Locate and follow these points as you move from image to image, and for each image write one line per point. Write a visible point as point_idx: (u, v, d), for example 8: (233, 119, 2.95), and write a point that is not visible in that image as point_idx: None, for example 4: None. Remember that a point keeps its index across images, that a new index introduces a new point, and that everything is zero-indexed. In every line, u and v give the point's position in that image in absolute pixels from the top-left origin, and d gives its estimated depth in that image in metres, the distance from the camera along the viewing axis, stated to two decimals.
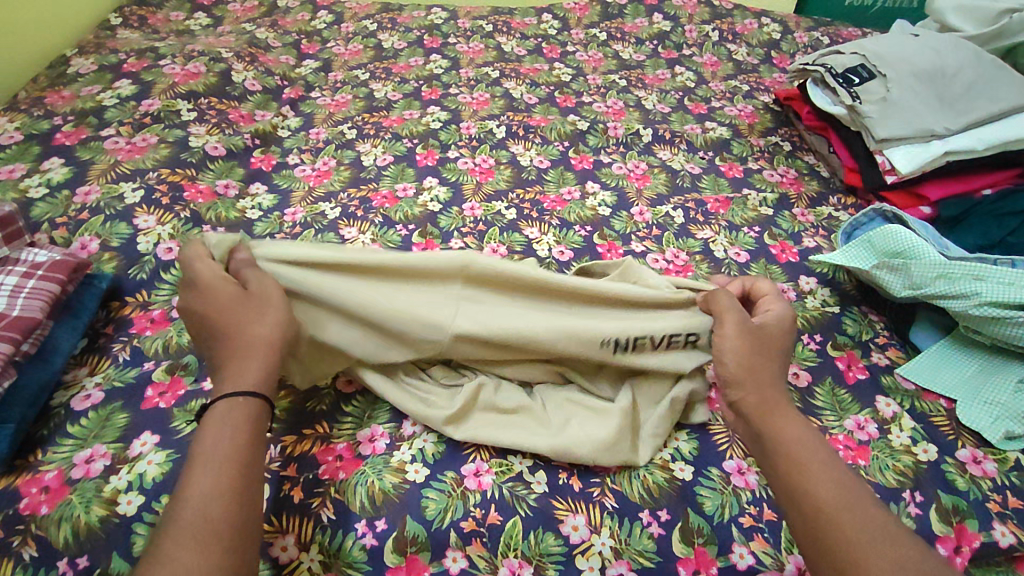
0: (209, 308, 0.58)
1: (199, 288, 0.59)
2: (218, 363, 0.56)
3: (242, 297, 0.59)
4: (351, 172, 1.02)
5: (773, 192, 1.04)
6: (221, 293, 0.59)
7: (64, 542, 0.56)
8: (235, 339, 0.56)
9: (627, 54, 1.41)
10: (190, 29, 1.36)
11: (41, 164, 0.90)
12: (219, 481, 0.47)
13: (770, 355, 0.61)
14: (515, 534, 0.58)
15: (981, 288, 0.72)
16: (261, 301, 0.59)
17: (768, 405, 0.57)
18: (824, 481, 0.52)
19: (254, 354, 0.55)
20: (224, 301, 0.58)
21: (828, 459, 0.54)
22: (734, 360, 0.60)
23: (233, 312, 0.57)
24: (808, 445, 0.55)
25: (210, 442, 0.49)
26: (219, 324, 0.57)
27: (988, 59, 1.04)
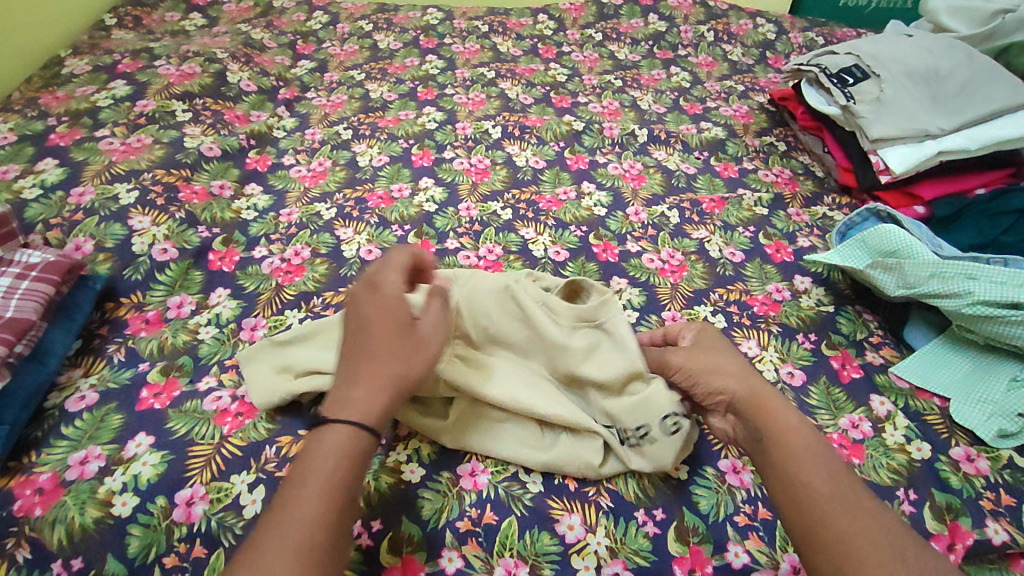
0: (372, 317, 0.57)
1: (379, 292, 0.59)
2: (349, 372, 0.55)
3: (408, 330, 0.58)
4: (346, 173, 1.02)
5: (768, 192, 1.04)
6: (390, 312, 0.58)
7: (58, 543, 0.55)
8: (372, 365, 0.55)
9: (623, 54, 1.41)
10: (185, 29, 1.36)
11: (35, 165, 0.90)
12: (324, 504, 0.47)
13: (725, 364, 0.63)
14: (511, 533, 0.58)
15: (974, 287, 0.72)
16: (419, 345, 0.57)
17: (762, 402, 0.59)
18: (813, 465, 0.53)
19: (383, 390, 0.54)
20: (388, 321, 0.57)
21: (821, 449, 0.55)
22: (713, 381, 0.62)
23: (388, 336, 0.56)
24: (804, 437, 0.56)
25: (322, 459, 0.49)
26: (367, 338, 0.56)
27: (980, 59, 1.04)
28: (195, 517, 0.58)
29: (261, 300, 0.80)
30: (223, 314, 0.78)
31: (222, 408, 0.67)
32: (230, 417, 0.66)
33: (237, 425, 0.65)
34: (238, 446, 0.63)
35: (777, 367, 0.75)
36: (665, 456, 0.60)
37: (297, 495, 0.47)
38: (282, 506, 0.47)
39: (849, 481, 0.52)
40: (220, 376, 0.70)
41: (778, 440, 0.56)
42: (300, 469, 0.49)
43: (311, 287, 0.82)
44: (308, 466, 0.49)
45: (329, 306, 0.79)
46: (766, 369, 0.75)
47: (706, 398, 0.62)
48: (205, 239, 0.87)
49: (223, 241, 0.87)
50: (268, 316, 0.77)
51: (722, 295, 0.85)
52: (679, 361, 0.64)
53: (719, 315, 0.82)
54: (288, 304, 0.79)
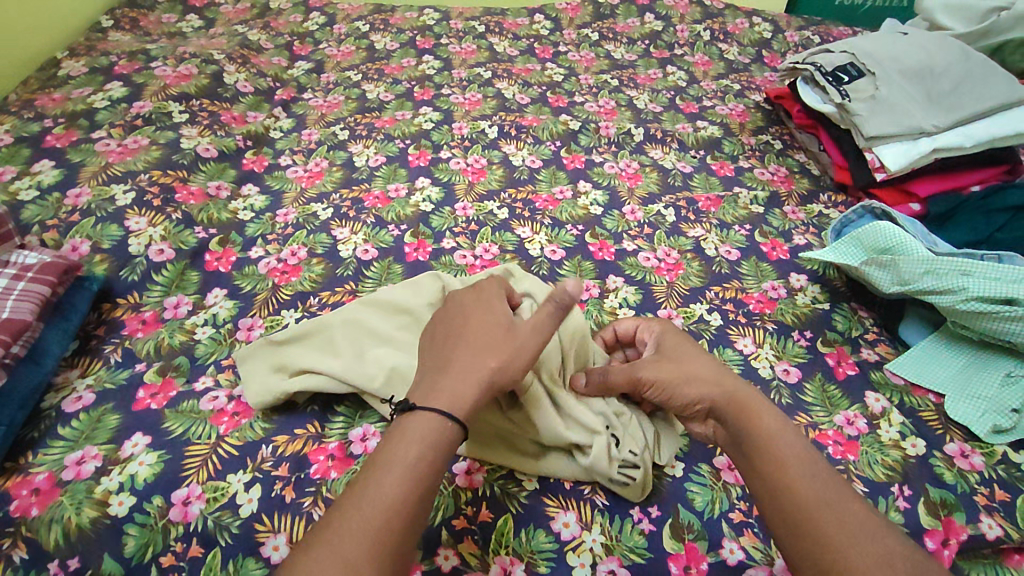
0: (471, 317, 0.60)
1: (482, 298, 0.63)
2: (439, 365, 0.57)
3: (506, 330, 0.59)
4: (343, 173, 1.02)
5: (764, 190, 1.04)
6: (486, 314, 0.60)
7: (54, 543, 0.56)
8: (461, 359, 0.56)
9: (619, 54, 1.42)
10: (181, 31, 1.36)
11: (32, 167, 0.90)
12: (403, 495, 0.47)
13: (699, 368, 0.61)
14: (507, 531, 0.58)
15: (968, 284, 0.72)
16: (511, 341, 0.57)
17: (745, 407, 0.57)
18: (799, 470, 0.52)
19: (467, 381, 0.54)
20: (483, 320, 0.60)
21: (801, 447, 0.54)
22: (689, 391, 0.60)
23: (483, 333, 0.58)
24: (784, 436, 0.55)
25: (403, 449, 0.49)
26: (465, 334, 0.58)
27: (975, 57, 1.05)
28: (191, 516, 0.58)
29: (258, 300, 0.80)
30: (220, 314, 0.78)
31: (218, 408, 0.67)
32: (226, 417, 0.66)
33: (233, 425, 0.65)
34: (235, 445, 0.63)
35: (772, 364, 0.76)
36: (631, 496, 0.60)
37: (376, 483, 0.47)
38: (360, 492, 0.46)
39: (836, 487, 0.51)
40: (217, 376, 0.70)
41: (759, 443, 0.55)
42: (382, 456, 0.49)
43: (308, 287, 0.82)
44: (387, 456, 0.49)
45: (325, 305, 0.79)
46: (761, 366, 0.75)
47: (683, 409, 0.61)
48: (201, 240, 0.87)
49: (219, 241, 0.87)
50: (264, 316, 0.78)
51: (717, 293, 0.85)
52: (652, 377, 0.61)
53: (715, 313, 0.82)
54: (285, 304, 0.79)
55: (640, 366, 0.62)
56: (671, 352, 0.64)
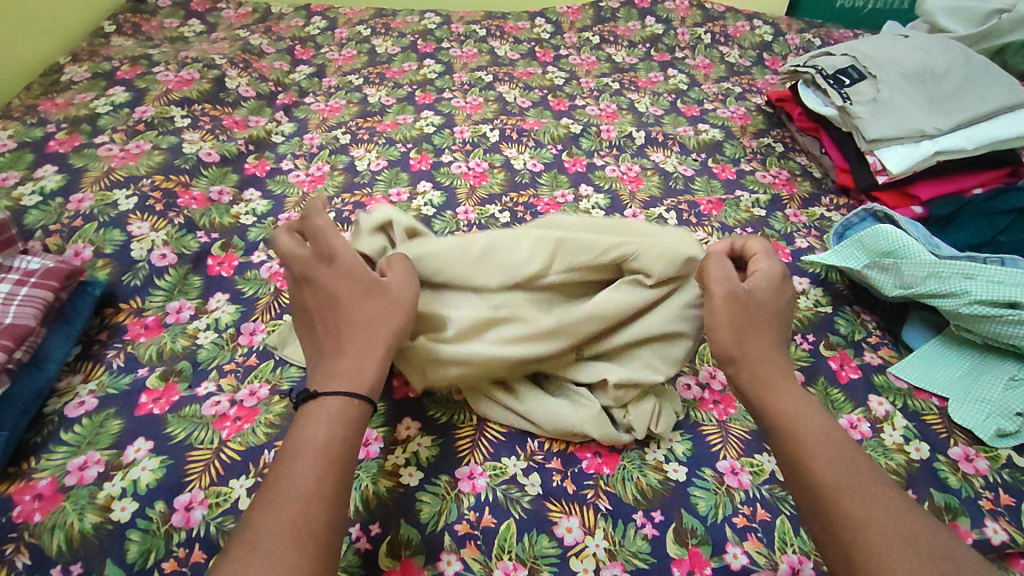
0: (327, 295, 0.57)
1: (335, 266, 0.59)
2: (330, 348, 0.56)
3: (369, 289, 0.58)
4: (344, 177, 1.02)
5: (766, 193, 1.04)
6: (345, 276, 0.58)
7: (56, 549, 0.56)
8: (357, 334, 0.55)
9: (621, 57, 1.42)
10: (184, 36, 1.36)
11: (35, 172, 0.90)
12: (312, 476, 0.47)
13: (763, 325, 0.58)
14: (509, 537, 0.58)
15: (971, 287, 0.72)
16: (374, 302, 0.57)
17: (764, 367, 0.57)
18: (825, 454, 0.51)
19: (355, 356, 0.54)
20: (353, 284, 0.58)
21: (829, 433, 0.53)
22: (722, 325, 0.58)
23: (359, 296, 0.57)
24: (807, 419, 0.54)
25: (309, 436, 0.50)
26: (329, 308, 0.57)
27: (977, 60, 1.04)
28: (194, 522, 0.58)
29: (260, 304, 0.80)
30: (222, 318, 0.78)
31: (220, 412, 0.67)
32: (229, 422, 0.66)
33: (236, 430, 0.65)
34: (237, 450, 0.63)
35: None
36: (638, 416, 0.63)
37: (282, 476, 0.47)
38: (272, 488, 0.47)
39: (857, 465, 0.51)
40: (219, 381, 0.70)
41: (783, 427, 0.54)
42: (291, 451, 0.49)
43: None
44: (298, 445, 0.49)
45: None
46: None
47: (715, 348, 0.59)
48: (204, 245, 0.87)
49: (221, 246, 0.88)
50: (266, 320, 0.78)
51: None
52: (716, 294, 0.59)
53: None
54: (287, 308, 0.79)
55: (715, 292, 0.59)
56: (753, 296, 0.59)
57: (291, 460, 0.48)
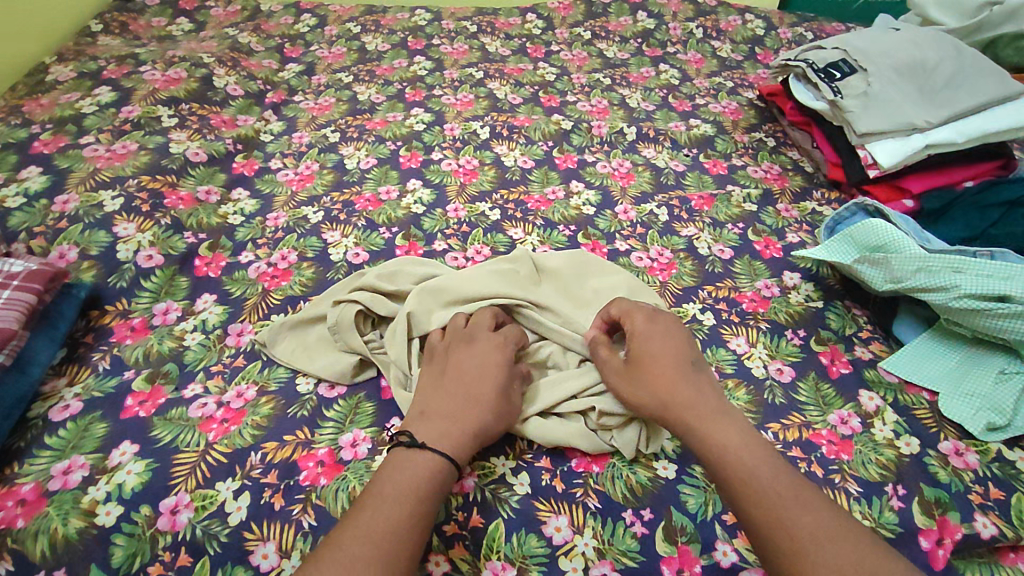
0: (476, 369, 0.63)
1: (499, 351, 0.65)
2: (451, 411, 0.60)
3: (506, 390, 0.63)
4: (333, 176, 1.01)
5: (757, 188, 1.04)
6: (499, 364, 0.64)
7: (40, 555, 0.55)
8: (471, 410, 0.60)
9: (612, 53, 1.41)
10: (172, 35, 1.35)
11: (19, 174, 0.89)
12: (399, 523, 0.51)
13: (662, 375, 0.61)
14: (498, 536, 0.58)
15: (960, 281, 0.72)
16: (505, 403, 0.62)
17: (680, 407, 0.59)
18: (766, 480, 0.53)
19: (457, 426, 0.59)
20: (501, 378, 0.63)
21: (762, 459, 0.55)
22: (617, 385, 0.62)
23: (497, 384, 0.62)
24: (743, 451, 0.55)
25: (403, 482, 0.54)
26: (469, 380, 0.62)
27: (968, 54, 1.04)
28: (179, 526, 0.57)
29: (248, 305, 0.79)
30: (209, 319, 0.77)
31: (207, 415, 0.66)
32: (215, 423, 0.66)
33: (222, 432, 0.65)
34: (224, 452, 0.63)
35: (766, 364, 0.75)
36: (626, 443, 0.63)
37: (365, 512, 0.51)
38: (353, 521, 0.51)
39: (794, 489, 0.52)
40: (206, 383, 0.70)
41: (714, 459, 0.55)
42: (404, 466, 0.55)
43: (298, 291, 0.81)
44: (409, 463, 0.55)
45: None
46: (754, 366, 0.75)
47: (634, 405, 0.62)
48: (191, 245, 0.86)
49: (209, 246, 0.87)
50: (254, 320, 0.77)
51: (710, 292, 0.84)
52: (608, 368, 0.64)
53: (708, 312, 0.81)
54: (275, 309, 0.79)
55: (605, 368, 0.64)
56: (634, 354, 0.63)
57: (405, 474, 0.54)
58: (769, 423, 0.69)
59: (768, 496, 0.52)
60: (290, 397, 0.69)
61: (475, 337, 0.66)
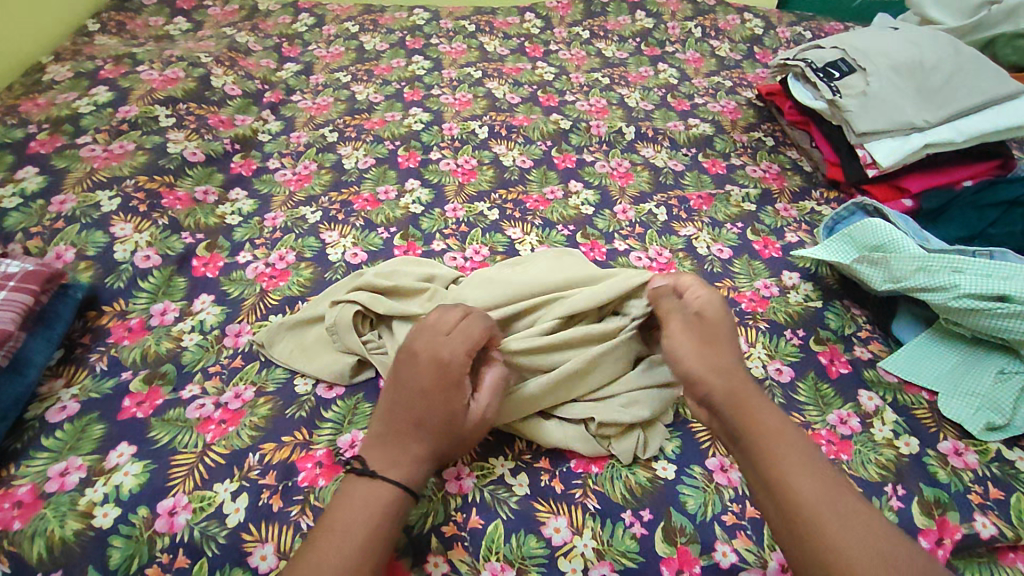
0: (417, 393, 0.58)
1: (444, 366, 0.59)
2: (396, 439, 0.57)
3: (453, 413, 0.57)
4: (331, 176, 1.01)
5: (756, 188, 1.04)
6: (443, 384, 0.58)
7: (37, 557, 0.55)
8: (415, 439, 0.57)
9: (611, 52, 1.41)
10: (169, 34, 1.35)
11: (16, 174, 0.89)
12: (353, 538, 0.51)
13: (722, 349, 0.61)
14: (497, 537, 0.58)
15: (960, 281, 0.72)
16: (450, 427, 0.57)
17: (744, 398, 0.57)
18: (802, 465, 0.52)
19: (408, 453, 0.56)
20: (446, 402, 0.57)
21: (801, 448, 0.54)
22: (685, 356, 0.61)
23: (442, 408, 0.57)
24: (784, 437, 0.54)
25: (359, 499, 0.53)
26: (413, 405, 0.58)
27: (966, 53, 1.04)
28: (177, 527, 0.57)
29: (246, 305, 0.79)
30: (207, 320, 0.77)
31: (204, 416, 0.66)
32: (213, 424, 0.65)
33: (220, 433, 0.64)
34: (222, 454, 0.63)
35: (765, 363, 0.75)
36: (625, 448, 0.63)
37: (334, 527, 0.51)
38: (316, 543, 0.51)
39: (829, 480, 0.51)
40: (203, 384, 0.70)
41: (756, 436, 0.55)
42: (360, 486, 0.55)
43: (296, 292, 0.81)
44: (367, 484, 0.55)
45: None
46: (753, 366, 0.75)
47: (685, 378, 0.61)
48: (189, 246, 0.86)
49: (206, 247, 0.87)
50: (252, 321, 0.77)
51: None
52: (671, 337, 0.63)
53: None
54: (273, 309, 0.79)
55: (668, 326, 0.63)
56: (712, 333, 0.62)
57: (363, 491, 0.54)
58: None
59: (805, 479, 0.51)
60: (287, 398, 0.68)
61: (418, 349, 0.60)
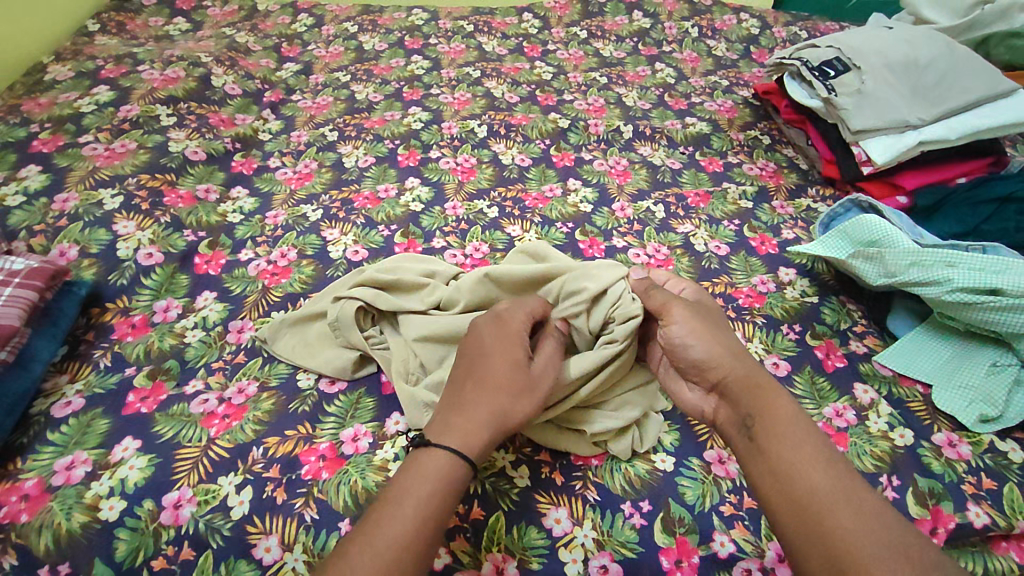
0: (479, 352, 0.60)
1: (504, 326, 0.63)
2: (456, 401, 0.57)
3: (521, 364, 0.59)
4: (332, 174, 1.02)
5: (753, 186, 1.05)
6: (510, 338, 0.61)
7: (44, 549, 0.56)
8: (483, 394, 0.57)
9: (608, 52, 1.42)
10: (169, 34, 1.35)
11: (18, 172, 0.90)
12: (421, 511, 0.49)
13: (726, 337, 0.63)
14: (499, 528, 0.58)
15: (953, 274, 0.73)
16: (519, 377, 0.58)
17: (758, 386, 0.58)
18: (816, 453, 0.52)
19: (476, 415, 0.55)
20: (513, 352, 0.60)
21: (819, 436, 0.54)
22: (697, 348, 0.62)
23: (511, 358, 0.59)
24: (802, 425, 0.55)
25: (427, 472, 0.52)
26: (477, 363, 0.59)
27: (960, 51, 1.05)
28: (182, 520, 0.58)
29: (248, 302, 0.80)
30: (210, 317, 0.78)
31: (208, 410, 0.67)
32: (217, 419, 0.66)
33: (224, 427, 0.65)
34: (226, 448, 0.63)
35: (762, 358, 0.76)
36: (622, 445, 0.64)
37: (392, 514, 0.48)
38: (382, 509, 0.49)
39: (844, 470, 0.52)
40: (207, 379, 0.70)
41: (772, 424, 0.55)
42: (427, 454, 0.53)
43: (298, 289, 0.82)
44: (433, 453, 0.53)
45: None
46: None
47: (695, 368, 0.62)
48: (191, 244, 0.87)
49: (208, 245, 0.87)
50: (254, 317, 0.78)
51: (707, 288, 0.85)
52: (680, 325, 0.63)
53: None
54: (276, 306, 0.79)
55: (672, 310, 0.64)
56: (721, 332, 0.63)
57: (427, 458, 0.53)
58: None
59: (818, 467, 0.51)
60: (290, 393, 0.69)
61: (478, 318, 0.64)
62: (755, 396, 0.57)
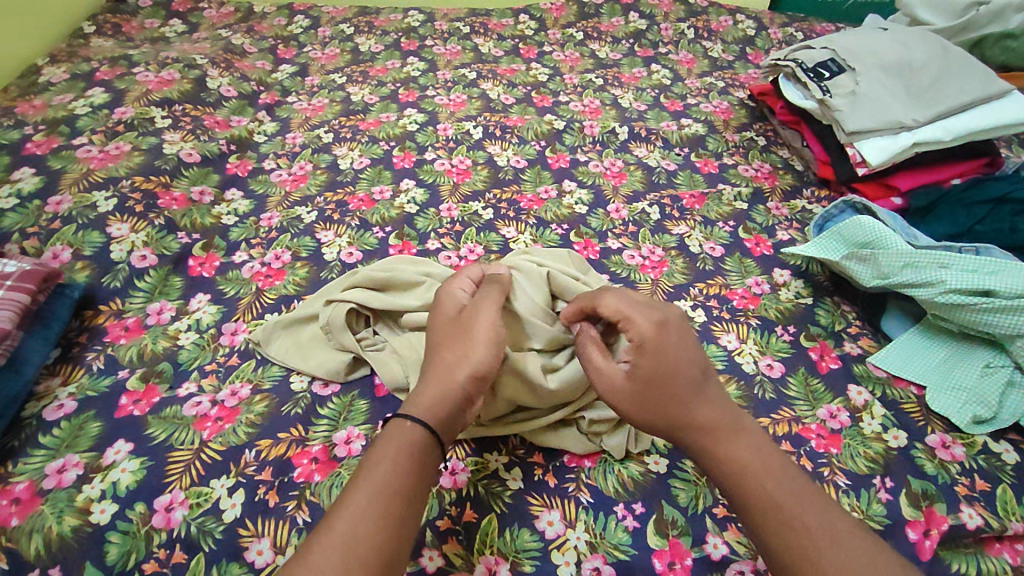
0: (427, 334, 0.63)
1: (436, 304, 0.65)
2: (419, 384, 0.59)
3: (456, 322, 0.61)
4: (327, 176, 1.02)
5: (748, 187, 1.05)
6: (442, 308, 0.63)
7: (35, 553, 0.55)
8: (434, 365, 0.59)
9: (604, 53, 1.42)
10: (165, 36, 1.35)
11: (12, 174, 0.89)
12: (381, 491, 0.49)
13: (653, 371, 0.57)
14: (491, 531, 0.58)
15: (947, 276, 0.73)
16: (458, 333, 0.60)
17: (682, 422, 0.56)
18: (766, 486, 0.52)
19: (439, 380, 0.57)
20: (446, 317, 0.62)
21: (767, 467, 0.53)
22: (619, 403, 0.58)
23: (446, 324, 0.61)
24: (747, 458, 0.54)
25: (384, 453, 0.52)
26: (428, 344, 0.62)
27: (954, 53, 1.05)
28: (174, 523, 0.58)
29: (241, 304, 0.80)
30: (203, 319, 0.78)
31: (201, 413, 0.67)
32: (210, 422, 0.66)
33: (217, 430, 0.65)
34: (218, 450, 0.63)
35: (756, 360, 0.76)
36: (618, 444, 0.64)
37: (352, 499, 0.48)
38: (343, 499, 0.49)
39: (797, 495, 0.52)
40: (200, 381, 0.70)
41: (720, 463, 0.54)
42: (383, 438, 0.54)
43: (291, 291, 0.82)
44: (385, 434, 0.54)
45: None
46: (744, 362, 0.76)
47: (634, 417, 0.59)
48: (185, 246, 0.86)
49: (202, 247, 0.87)
50: (248, 319, 0.78)
51: (701, 290, 0.85)
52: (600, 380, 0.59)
53: (699, 310, 0.82)
54: (269, 308, 0.79)
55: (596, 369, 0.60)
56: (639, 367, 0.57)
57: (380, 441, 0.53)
58: (759, 416, 0.70)
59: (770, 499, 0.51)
60: (283, 395, 0.69)
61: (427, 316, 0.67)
62: (693, 440, 0.55)
